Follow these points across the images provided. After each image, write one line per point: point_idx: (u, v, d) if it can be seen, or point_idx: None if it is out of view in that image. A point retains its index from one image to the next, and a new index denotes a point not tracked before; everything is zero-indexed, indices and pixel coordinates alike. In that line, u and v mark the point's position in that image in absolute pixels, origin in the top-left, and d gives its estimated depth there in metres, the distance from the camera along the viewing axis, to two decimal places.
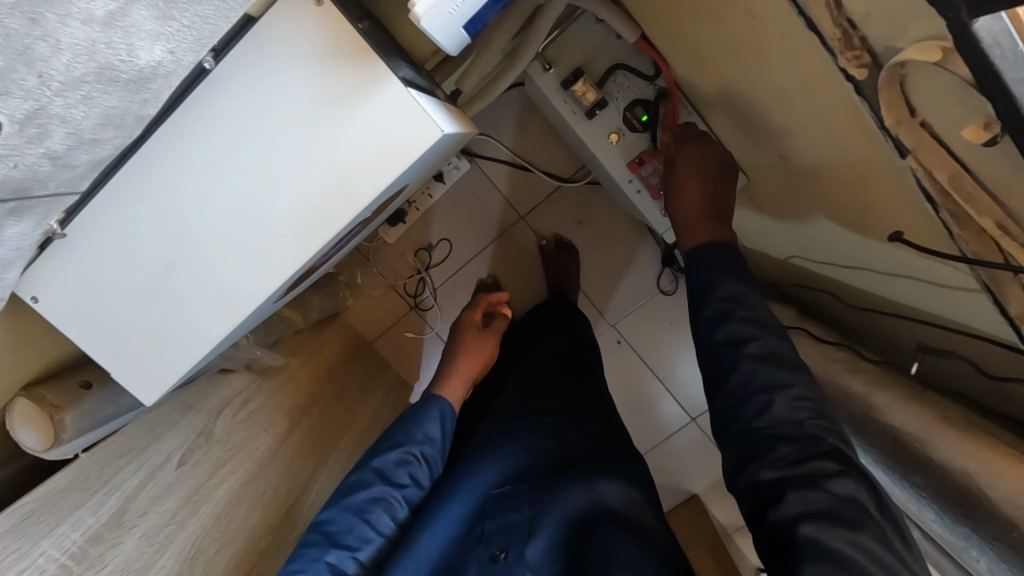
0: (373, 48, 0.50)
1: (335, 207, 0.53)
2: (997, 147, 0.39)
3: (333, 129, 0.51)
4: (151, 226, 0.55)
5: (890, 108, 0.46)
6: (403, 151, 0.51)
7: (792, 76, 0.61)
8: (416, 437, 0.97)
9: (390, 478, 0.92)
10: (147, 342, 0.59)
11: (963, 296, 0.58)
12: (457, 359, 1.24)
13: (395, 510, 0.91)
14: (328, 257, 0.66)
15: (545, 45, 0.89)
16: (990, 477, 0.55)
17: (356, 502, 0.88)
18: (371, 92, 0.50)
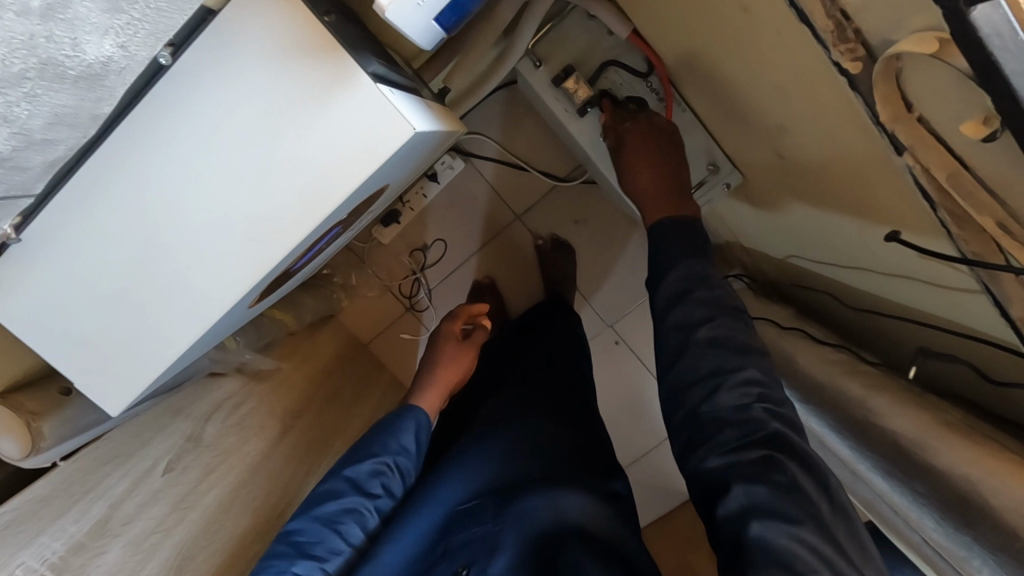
0: (341, 44, 0.49)
1: (312, 208, 0.51)
2: (997, 144, 0.37)
3: (308, 126, 0.50)
4: (117, 231, 0.54)
5: (886, 105, 0.44)
6: (379, 150, 0.49)
7: (786, 71, 0.59)
8: (394, 447, 0.97)
9: (361, 488, 0.91)
10: (112, 351, 0.57)
11: (964, 298, 0.56)
12: (433, 372, 1.23)
13: (366, 521, 0.90)
14: (308, 260, 0.64)
15: (534, 42, 0.87)
16: (994, 484, 0.53)
17: (325, 513, 0.87)
18: (343, 90, 0.49)
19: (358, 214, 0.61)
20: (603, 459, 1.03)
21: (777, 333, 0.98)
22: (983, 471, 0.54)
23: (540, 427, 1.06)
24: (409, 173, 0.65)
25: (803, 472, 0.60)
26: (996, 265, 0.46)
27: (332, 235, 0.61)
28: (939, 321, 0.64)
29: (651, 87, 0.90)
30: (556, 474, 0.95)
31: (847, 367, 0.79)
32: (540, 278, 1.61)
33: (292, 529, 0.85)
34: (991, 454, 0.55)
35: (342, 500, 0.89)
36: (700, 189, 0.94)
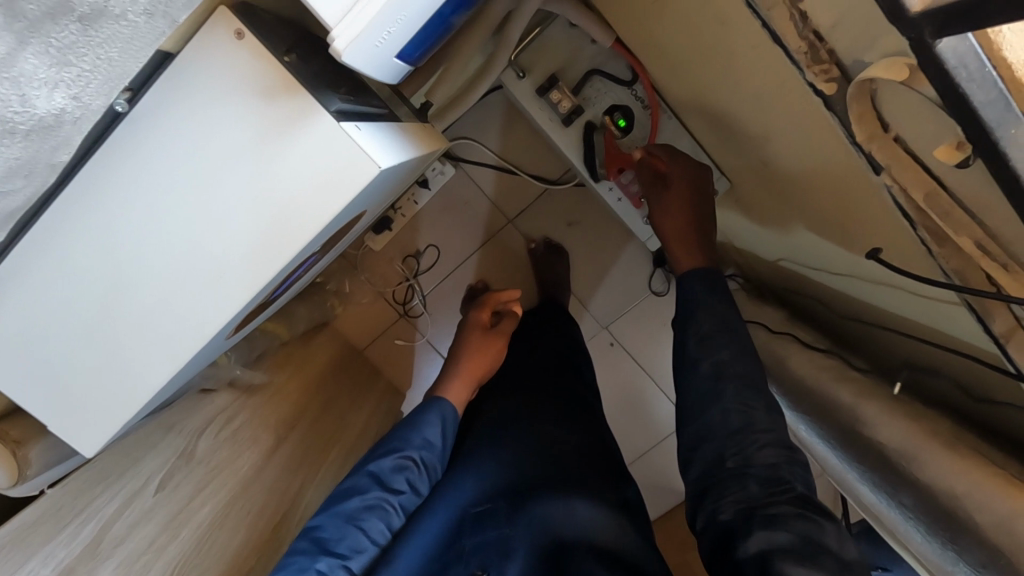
0: (299, 82, 0.48)
1: (284, 240, 0.51)
2: (970, 169, 0.37)
3: (274, 161, 0.49)
4: (85, 273, 0.53)
5: (861, 123, 0.43)
6: (344, 187, 0.49)
7: (767, 83, 0.58)
8: (419, 446, 0.94)
9: (384, 484, 0.88)
10: (89, 391, 0.57)
11: (948, 310, 0.56)
12: (461, 363, 1.18)
13: (387, 518, 0.87)
14: (287, 287, 0.64)
15: (517, 52, 0.86)
16: (980, 498, 0.53)
17: (347, 508, 0.85)
18: (307, 127, 0.48)
19: (336, 242, 0.61)
20: (598, 464, 1.03)
21: (768, 336, 0.97)
22: (969, 484, 0.54)
23: (538, 431, 1.04)
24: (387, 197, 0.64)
25: (824, 524, 0.60)
26: (983, 290, 0.45)
27: (311, 261, 0.60)
28: (926, 334, 0.64)
29: (636, 95, 0.88)
30: (556, 481, 0.94)
31: (837, 372, 0.78)
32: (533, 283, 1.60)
33: (311, 524, 0.83)
34: (980, 466, 0.55)
35: (362, 495, 0.86)
36: None
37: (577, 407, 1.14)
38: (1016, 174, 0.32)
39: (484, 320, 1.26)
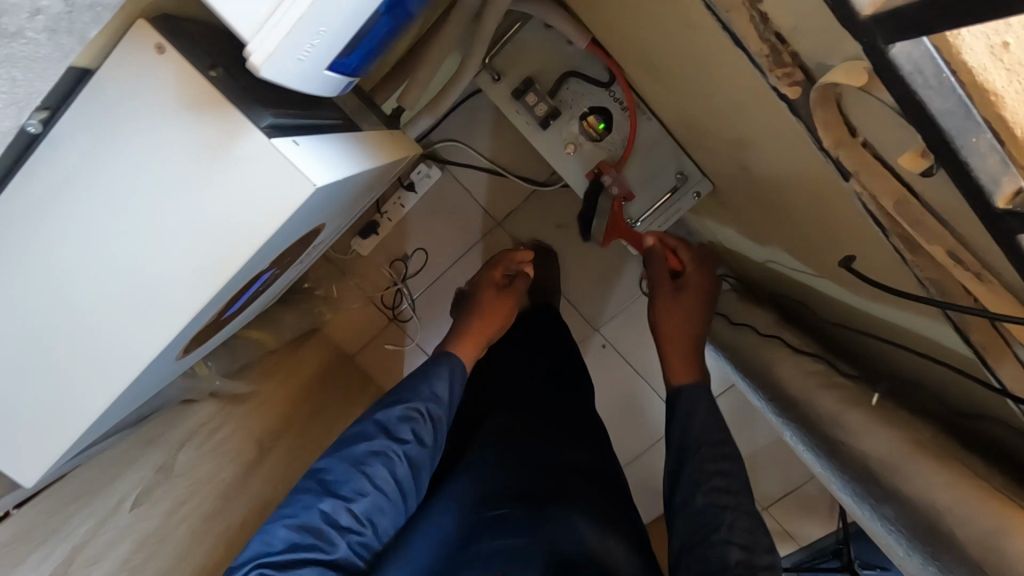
0: (226, 97, 0.46)
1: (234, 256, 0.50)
2: (935, 176, 0.35)
3: (213, 179, 0.48)
4: (24, 301, 0.51)
5: (827, 129, 0.41)
6: (278, 209, 0.48)
7: (738, 86, 0.56)
8: (428, 398, 0.89)
9: (390, 432, 0.84)
10: (25, 419, 0.55)
11: (926, 318, 0.54)
12: (474, 319, 1.12)
13: (395, 466, 0.81)
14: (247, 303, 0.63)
15: (491, 54, 0.84)
16: (961, 511, 0.51)
17: (353, 453, 0.81)
18: (236, 145, 0.47)
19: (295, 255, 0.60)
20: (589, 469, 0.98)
21: (755, 339, 0.95)
22: (951, 496, 0.53)
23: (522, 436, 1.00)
24: (346, 209, 0.62)
25: None
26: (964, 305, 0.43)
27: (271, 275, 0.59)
28: (915, 344, 0.62)
29: (614, 96, 0.87)
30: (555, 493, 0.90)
31: (822, 378, 0.76)
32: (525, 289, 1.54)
33: (321, 465, 0.80)
34: (963, 477, 0.53)
35: (367, 441, 0.82)
36: (669, 198, 0.89)
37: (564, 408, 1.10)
38: (977, 183, 0.30)
39: (500, 275, 1.19)
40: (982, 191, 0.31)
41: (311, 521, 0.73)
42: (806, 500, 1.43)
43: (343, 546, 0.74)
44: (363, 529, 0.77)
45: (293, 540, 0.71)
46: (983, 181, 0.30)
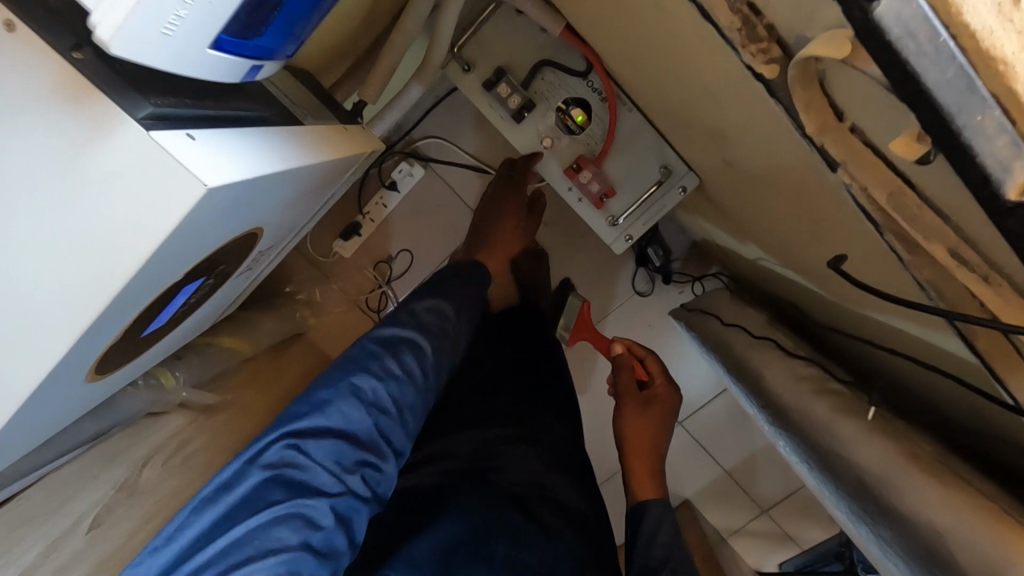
0: (94, 81, 0.38)
1: (146, 267, 0.42)
2: (933, 165, 0.30)
3: (104, 190, 0.40)
4: None
5: (809, 112, 0.36)
6: (164, 216, 0.40)
7: (714, 73, 0.50)
8: (457, 294, 0.88)
9: (420, 326, 0.82)
10: None
11: (928, 325, 0.49)
12: (495, 244, 1.16)
13: (420, 355, 0.80)
14: (180, 325, 0.55)
15: (459, 43, 0.79)
16: (965, 537, 0.46)
17: (382, 338, 0.80)
18: (110, 139, 0.39)
19: (232, 263, 0.53)
20: (581, 490, 0.92)
21: (748, 342, 0.89)
22: (956, 520, 0.47)
23: (506, 443, 0.93)
24: (288, 210, 0.56)
25: None
26: (974, 314, 0.37)
27: (205, 285, 0.51)
28: (923, 355, 0.56)
29: (592, 86, 0.82)
30: (551, 522, 0.85)
31: (816, 385, 0.71)
32: None
33: (359, 342, 0.79)
34: (969, 498, 0.48)
35: (397, 327, 0.81)
36: (653, 194, 0.84)
37: (558, 404, 1.02)
38: (983, 171, 0.25)
39: (525, 206, 1.17)
40: (988, 179, 0.25)
41: (334, 398, 0.72)
42: (808, 502, 1.38)
43: (365, 426, 0.72)
44: (387, 412, 0.75)
45: (317, 412, 0.70)
46: (989, 168, 0.25)
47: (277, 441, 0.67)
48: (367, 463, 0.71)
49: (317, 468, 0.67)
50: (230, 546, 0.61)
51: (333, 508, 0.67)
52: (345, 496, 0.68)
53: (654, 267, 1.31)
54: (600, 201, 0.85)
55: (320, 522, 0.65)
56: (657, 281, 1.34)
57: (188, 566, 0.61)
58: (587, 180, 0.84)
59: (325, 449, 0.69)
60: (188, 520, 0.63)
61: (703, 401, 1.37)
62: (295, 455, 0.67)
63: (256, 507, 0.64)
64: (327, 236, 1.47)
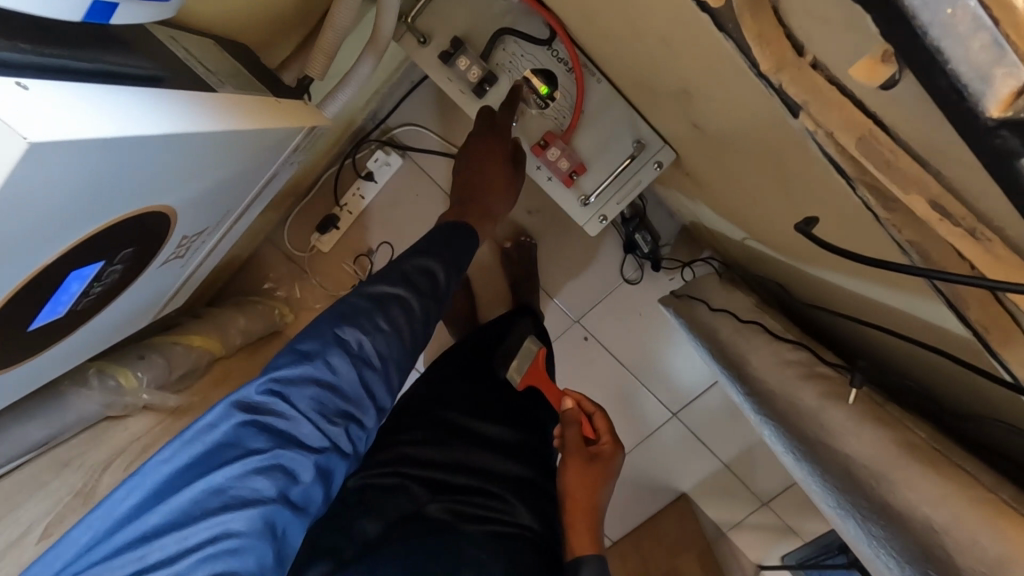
0: None
1: (32, 226, 0.33)
2: (902, 89, 0.25)
3: None
4: None
5: (763, 45, 0.31)
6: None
7: (672, 25, 0.45)
8: (449, 253, 0.82)
9: (410, 282, 0.76)
10: None
11: (914, 294, 0.44)
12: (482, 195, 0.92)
13: (410, 311, 0.75)
14: (90, 321, 0.51)
15: (414, 12, 0.75)
16: (963, 534, 0.41)
17: (372, 292, 0.74)
18: None
19: (141, 240, 0.47)
20: (545, 510, 0.88)
21: (735, 327, 0.84)
22: (950, 514, 0.42)
23: (481, 458, 0.90)
24: (209, 170, 0.47)
25: None
26: (960, 274, 0.32)
27: (112, 267, 0.46)
28: (912, 332, 0.51)
29: (556, 55, 0.77)
30: (514, 546, 0.82)
31: (805, 369, 0.66)
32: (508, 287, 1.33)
33: (345, 296, 0.73)
34: (962, 489, 0.43)
35: (385, 282, 0.75)
36: (625, 169, 0.79)
37: (537, 411, 0.97)
38: (951, 83, 0.20)
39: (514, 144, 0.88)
40: (961, 94, 0.20)
41: (320, 349, 0.66)
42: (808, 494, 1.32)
43: (352, 380, 0.66)
44: (374, 366, 0.69)
45: (302, 360, 0.64)
46: (962, 80, 0.20)
47: (261, 384, 0.61)
48: (351, 418, 0.66)
49: (301, 418, 0.62)
50: (204, 494, 0.54)
51: (316, 462, 0.61)
52: (326, 451, 0.63)
53: (641, 253, 1.25)
54: (569, 178, 0.80)
55: (300, 475, 0.60)
56: (646, 267, 1.28)
57: (158, 514, 0.52)
58: (555, 156, 0.79)
59: (309, 401, 0.63)
60: (153, 466, 0.54)
61: (697, 391, 1.32)
62: (278, 402, 0.61)
63: (232, 454, 0.57)
64: (304, 230, 1.40)
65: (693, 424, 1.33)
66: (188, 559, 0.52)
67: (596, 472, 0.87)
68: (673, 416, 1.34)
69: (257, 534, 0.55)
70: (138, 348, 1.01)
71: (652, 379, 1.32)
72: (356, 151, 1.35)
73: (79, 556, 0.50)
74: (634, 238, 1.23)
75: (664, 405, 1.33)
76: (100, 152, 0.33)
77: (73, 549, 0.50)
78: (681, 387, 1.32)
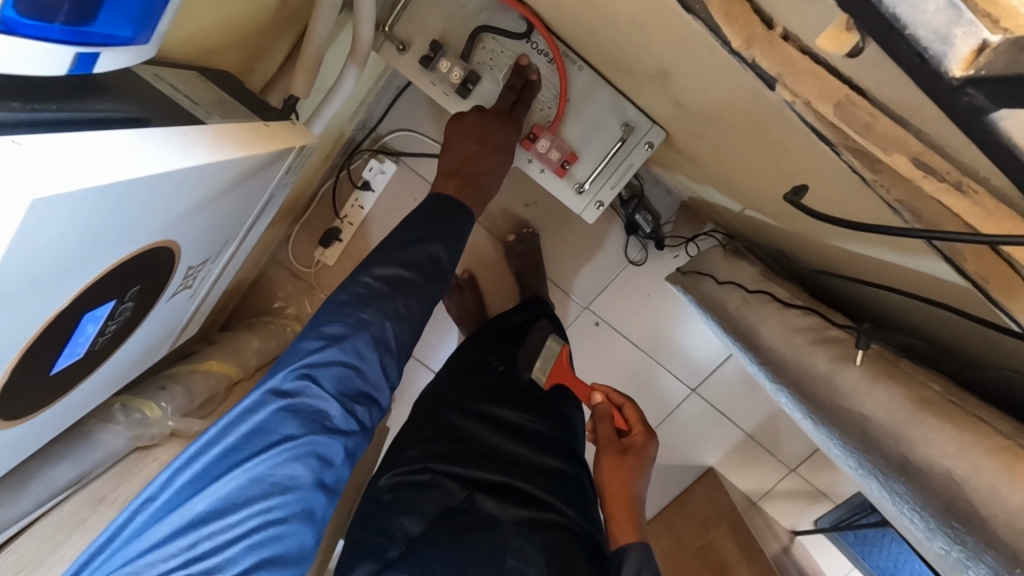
0: None
1: (54, 272, 0.36)
2: (866, 55, 0.26)
3: None
4: None
5: (730, 23, 0.32)
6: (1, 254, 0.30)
7: (646, 12, 0.45)
8: (451, 232, 0.76)
9: (419, 265, 0.72)
10: None
11: (904, 247, 0.44)
12: (477, 173, 0.81)
13: (421, 298, 0.72)
14: (111, 357, 0.52)
15: (391, 20, 0.75)
16: (979, 485, 0.41)
17: (387, 274, 0.70)
18: None
19: (150, 276, 0.49)
20: (578, 501, 0.88)
21: (743, 298, 0.84)
22: (969, 465, 0.43)
23: (499, 441, 0.91)
24: (206, 205, 0.49)
25: None
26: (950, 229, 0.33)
27: (123, 305, 0.48)
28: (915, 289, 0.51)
29: (536, 47, 0.77)
30: (544, 531, 0.81)
31: (814, 335, 0.66)
32: (513, 277, 1.34)
33: (356, 276, 0.70)
34: (979, 439, 0.43)
35: (395, 263, 0.71)
36: (617, 153, 0.80)
37: (557, 401, 0.99)
38: (912, 47, 0.21)
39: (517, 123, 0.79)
40: (922, 57, 0.21)
41: (345, 331, 0.66)
42: None
43: (375, 364, 0.68)
44: (392, 352, 0.70)
45: (329, 344, 0.65)
46: (923, 43, 0.21)
47: (292, 370, 0.63)
48: (370, 400, 0.69)
49: (331, 400, 0.64)
50: (245, 482, 0.58)
51: (344, 445, 0.65)
52: (351, 434, 0.66)
53: (644, 233, 1.25)
54: (562, 169, 0.82)
55: (332, 458, 0.64)
56: (649, 247, 1.28)
57: (204, 500, 0.57)
58: (545, 148, 0.81)
59: (337, 382, 0.65)
60: (191, 455, 0.58)
61: (713, 365, 1.32)
62: (308, 386, 0.63)
63: (268, 441, 0.60)
64: (307, 246, 1.41)
65: (712, 398, 1.33)
66: (237, 542, 0.57)
67: (634, 463, 0.89)
68: (692, 392, 1.34)
69: (295, 517, 0.60)
70: (157, 379, 1.01)
71: (668, 357, 1.32)
72: (350, 162, 1.36)
73: (127, 544, 0.55)
74: (636, 219, 1.22)
75: (683, 381, 1.33)
76: (87, 202, 0.34)
77: (128, 534, 0.54)
78: (696, 363, 1.32)
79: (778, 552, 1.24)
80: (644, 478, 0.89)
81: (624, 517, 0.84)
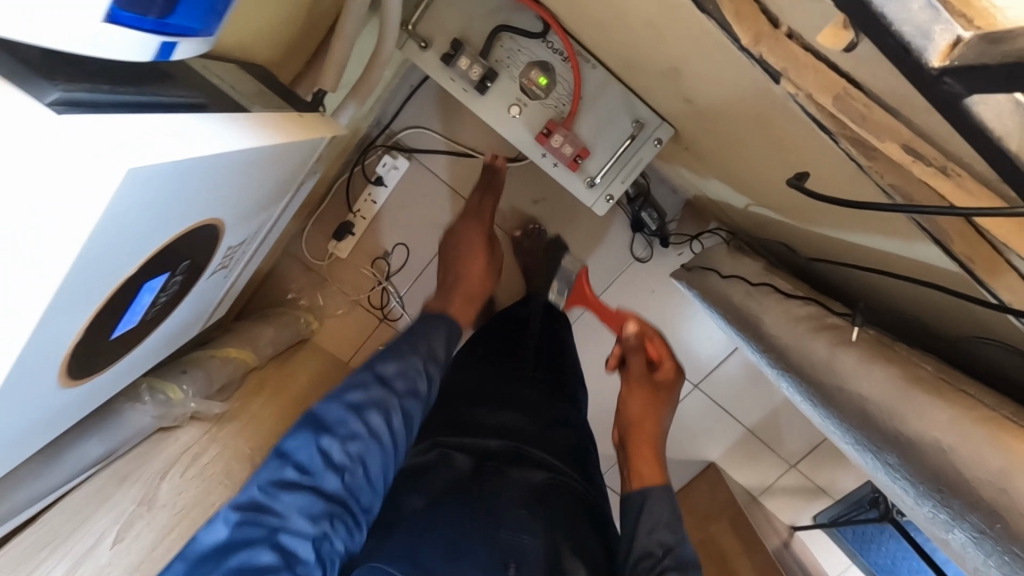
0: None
1: (127, 240, 0.40)
2: (862, 50, 0.29)
3: None
4: None
5: (740, 23, 0.36)
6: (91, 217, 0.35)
7: (660, 13, 0.49)
8: (423, 353, 0.78)
9: (384, 382, 0.73)
10: None
11: (899, 234, 0.48)
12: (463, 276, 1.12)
13: (401, 415, 0.73)
14: (158, 328, 0.56)
15: (414, 20, 0.79)
16: (964, 453, 0.45)
17: (352, 396, 0.71)
18: None
19: (198, 253, 0.53)
20: (582, 467, 0.90)
21: (746, 291, 0.87)
22: (957, 435, 0.46)
23: (504, 417, 0.93)
24: (249, 189, 0.53)
25: None
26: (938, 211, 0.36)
27: (174, 279, 0.52)
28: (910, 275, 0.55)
29: (551, 47, 0.81)
30: (553, 496, 0.81)
31: (814, 323, 0.70)
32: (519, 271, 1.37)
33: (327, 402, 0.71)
34: (966, 412, 0.47)
35: (366, 382, 0.73)
36: (627, 149, 0.84)
37: (562, 385, 1.04)
38: (899, 42, 0.24)
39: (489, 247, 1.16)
40: (907, 50, 0.24)
41: (306, 444, 0.67)
42: (835, 452, 1.34)
43: (338, 475, 0.66)
44: (360, 464, 0.68)
45: (292, 460, 0.65)
46: (907, 37, 0.24)
47: (256, 486, 0.63)
48: (343, 512, 0.65)
49: (293, 515, 0.62)
50: None
51: (313, 553, 0.61)
52: (321, 543, 0.62)
53: (649, 231, 1.28)
54: (575, 163, 0.84)
55: (298, 566, 0.59)
56: (654, 245, 1.32)
57: None
58: (560, 143, 0.83)
59: (301, 498, 0.63)
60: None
61: (715, 362, 1.35)
62: (270, 500, 0.62)
63: (229, 557, 0.58)
64: (320, 239, 1.45)
65: (714, 393, 1.36)
66: None
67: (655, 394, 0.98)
68: (694, 388, 1.37)
69: None
70: (177, 364, 1.04)
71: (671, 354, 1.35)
72: (364, 158, 1.39)
73: None
74: (642, 217, 1.26)
75: (686, 377, 1.36)
76: (166, 174, 0.38)
77: None
78: (698, 359, 1.35)
79: (778, 546, 1.27)
80: (663, 412, 0.98)
81: (644, 444, 0.91)
